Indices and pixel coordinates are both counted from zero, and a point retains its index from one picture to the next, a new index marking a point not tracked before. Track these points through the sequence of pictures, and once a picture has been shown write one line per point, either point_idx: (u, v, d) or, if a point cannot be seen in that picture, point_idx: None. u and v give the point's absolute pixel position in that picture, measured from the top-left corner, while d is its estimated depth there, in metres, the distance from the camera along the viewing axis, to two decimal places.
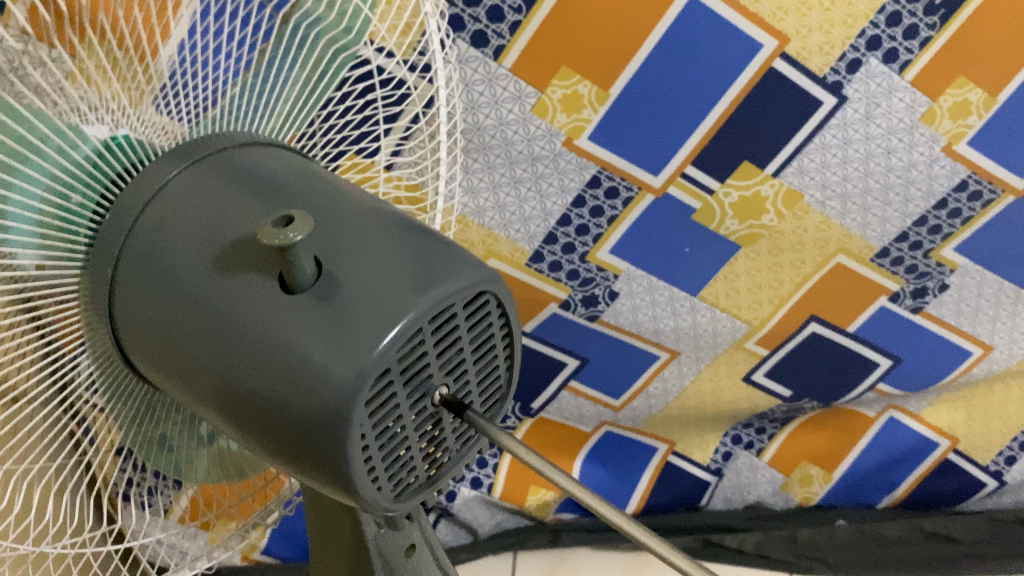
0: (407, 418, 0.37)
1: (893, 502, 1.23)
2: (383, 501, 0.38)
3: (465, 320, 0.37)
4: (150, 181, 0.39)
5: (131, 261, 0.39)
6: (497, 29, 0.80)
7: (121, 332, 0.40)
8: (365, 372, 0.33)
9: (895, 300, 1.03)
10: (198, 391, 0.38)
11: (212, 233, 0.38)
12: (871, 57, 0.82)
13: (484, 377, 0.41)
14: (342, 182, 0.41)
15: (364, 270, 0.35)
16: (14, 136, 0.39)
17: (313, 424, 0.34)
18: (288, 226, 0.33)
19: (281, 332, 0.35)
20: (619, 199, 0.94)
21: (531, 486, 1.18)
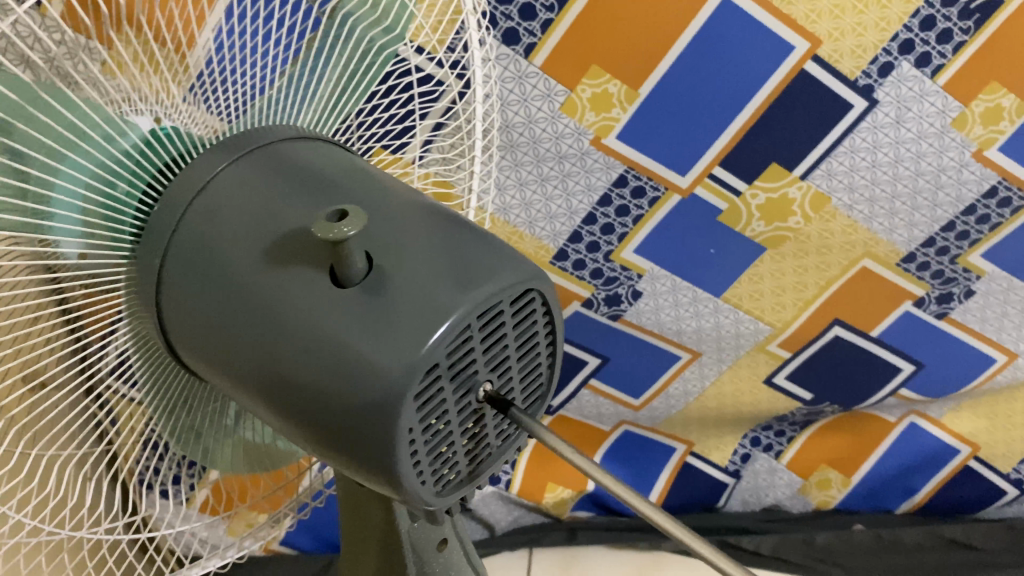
0: (453, 413, 0.37)
1: (911, 508, 1.23)
2: (427, 494, 0.38)
3: (511, 317, 0.37)
4: (200, 175, 0.40)
5: (179, 252, 0.39)
6: (529, 27, 0.80)
7: (167, 322, 0.40)
8: (415, 367, 0.33)
9: (920, 305, 1.03)
10: (244, 382, 0.38)
11: (259, 225, 0.38)
12: (903, 61, 0.82)
13: (526, 373, 0.41)
14: (387, 178, 0.41)
15: (412, 266, 0.35)
16: (64, 123, 0.39)
17: (362, 418, 0.34)
18: (341, 220, 0.33)
19: (329, 325, 0.35)
20: (645, 199, 0.94)
21: (549, 483, 1.18)
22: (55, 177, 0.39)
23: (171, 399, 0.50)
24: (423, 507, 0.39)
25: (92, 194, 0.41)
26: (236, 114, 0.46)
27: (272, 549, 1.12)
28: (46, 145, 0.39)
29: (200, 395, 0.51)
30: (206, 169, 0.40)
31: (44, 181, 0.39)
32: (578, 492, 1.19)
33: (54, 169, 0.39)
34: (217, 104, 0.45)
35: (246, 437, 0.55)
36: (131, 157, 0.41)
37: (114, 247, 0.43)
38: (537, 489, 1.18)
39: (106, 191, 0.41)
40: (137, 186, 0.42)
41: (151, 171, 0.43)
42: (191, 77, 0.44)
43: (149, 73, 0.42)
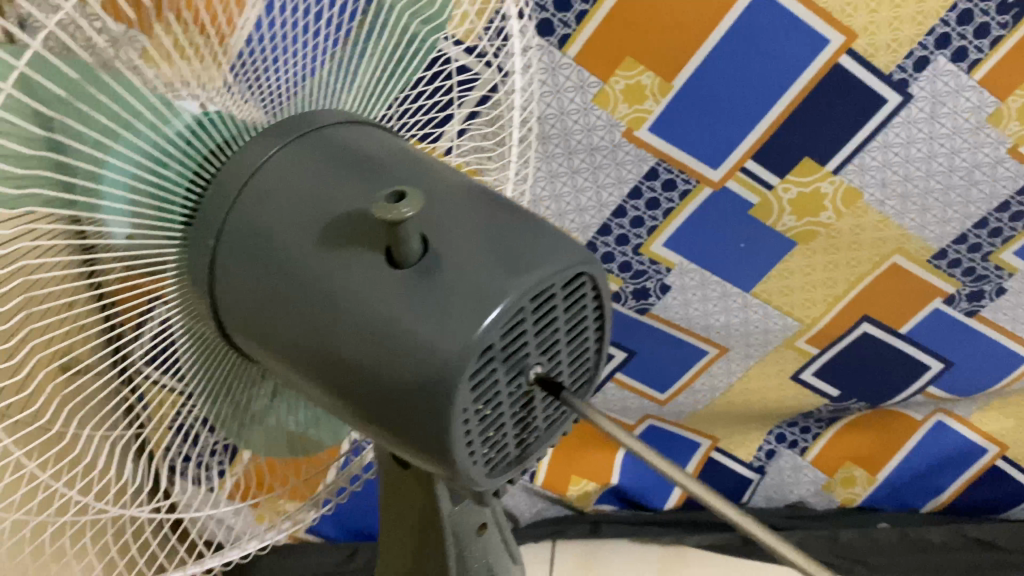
0: (504, 395, 0.37)
1: (937, 508, 1.21)
2: (477, 475, 0.38)
3: (562, 300, 0.38)
4: (253, 158, 0.40)
5: (233, 234, 0.40)
6: (563, 18, 0.80)
7: (220, 302, 0.41)
8: (470, 347, 0.33)
9: (950, 303, 1.02)
10: (298, 362, 0.39)
11: (313, 208, 0.39)
12: (939, 56, 0.81)
13: (575, 358, 0.41)
14: (437, 162, 0.42)
15: (466, 248, 0.36)
16: (114, 106, 0.38)
17: (417, 398, 0.34)
18: (399, 202, 0.34)
19: (383, 306, 0.35)
20: (676, 192, 0.94)
21: (573, 476, 1.18)
22: (102, 165, 0.39)
23: (217, 385, 0.51)
24: (472, 488, 0.39)
25: (140, 180, 0.40)
26: (280, 101, 0.46)
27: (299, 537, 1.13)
28: (99, 130, 0.38)
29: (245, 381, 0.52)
30: (259, 153, 0.41)
31: (94, 163, 0.39)
32: (602, 485, 1.19)
33: (102, 157, 0.39)
34: (261, 89, 0.45)
35: (286, 424, 0.56)
36: (178, 142, 0.41)
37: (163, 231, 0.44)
38: (561, 482, 1.18)
39: (154, 177, 0.41)
40: (187, 170, 0.43)
41: (200, 156, 0.43)
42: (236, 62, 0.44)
43: (194, 57, 0.42)
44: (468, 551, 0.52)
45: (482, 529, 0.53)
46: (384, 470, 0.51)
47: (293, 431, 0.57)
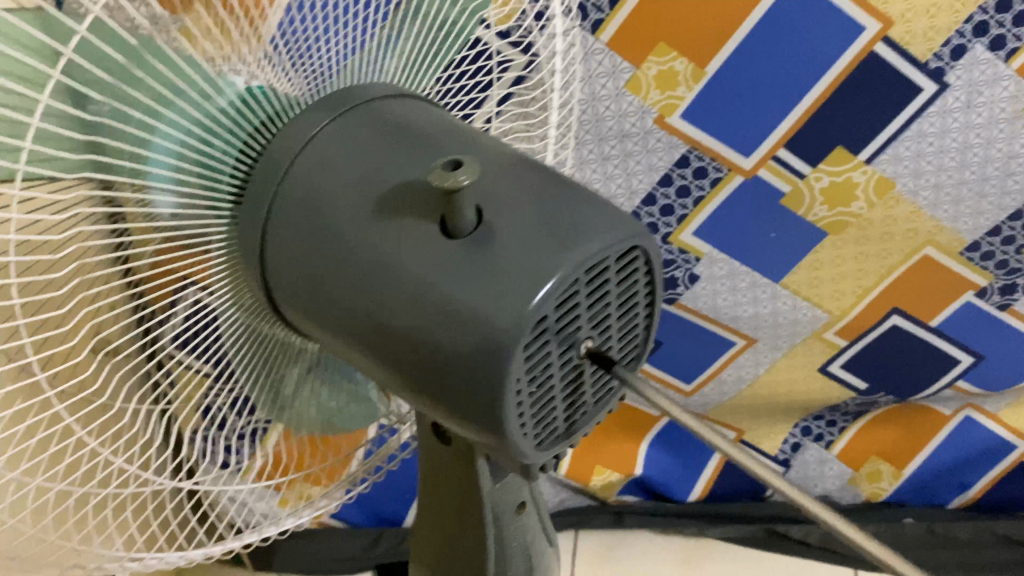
0: (555, 367, 0.39)
1: (965, 503, 1.18)
2: (527, 447, 0.40)
3: (615, 274, 0.39)
4: (305, 131, 0.42)
5: (289, 207, 0.42)
6: (597, 2, 0.80)
7: (277, 275, 0.43)
8: (524, 317, 0.35)
9: (982, 296, 0.99)
10: (354, 333, 0.40)
11: (370, 182, 0.41)
12: (977, 43, 0.80)
13: (624, 332, 0.43)
14: (491, 139, 0.43)
15: (521, 223, 0.37)
16: (161, 79, 0.38)
17: (472, 366, 0.36)
18: (457, 171, 0.35)
19: (440, 277, 0.37)
20: (706, 180, 0.93)
21: (596, 466, 1.16)
22: (151, 135, 0.38)
23: (258, 361, 0.51)
24: (521, 459, 0.41)
25: (186, 151, 0.40)
26: (326, 76, 0.45)
27: (324, 523, 1.14)
28: (146, 105, 0.38)
29: (287, 357, 0.53)
30: (310, 124, 0.42)
31: (141, 138, 0.38)
32: (626, 476, 1.17)
33: (151, 127, 0.38)
34: (305, 66, 0.44)
35: (324, 404, 0.56)
36: (228, 115, 0.41)
37: (209, 206, 0.43)
38: (585, 471, 1.17)
39: (200, 150, 0.40)
40: (233, 144, 0.42)
41: (246, 131, 0.43)
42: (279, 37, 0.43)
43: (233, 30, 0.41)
44: (506, 529, 0.54)
45: (520, 509, 0.55)
46: (425, 448, 0.52)
47: (329, 407, 0.57)
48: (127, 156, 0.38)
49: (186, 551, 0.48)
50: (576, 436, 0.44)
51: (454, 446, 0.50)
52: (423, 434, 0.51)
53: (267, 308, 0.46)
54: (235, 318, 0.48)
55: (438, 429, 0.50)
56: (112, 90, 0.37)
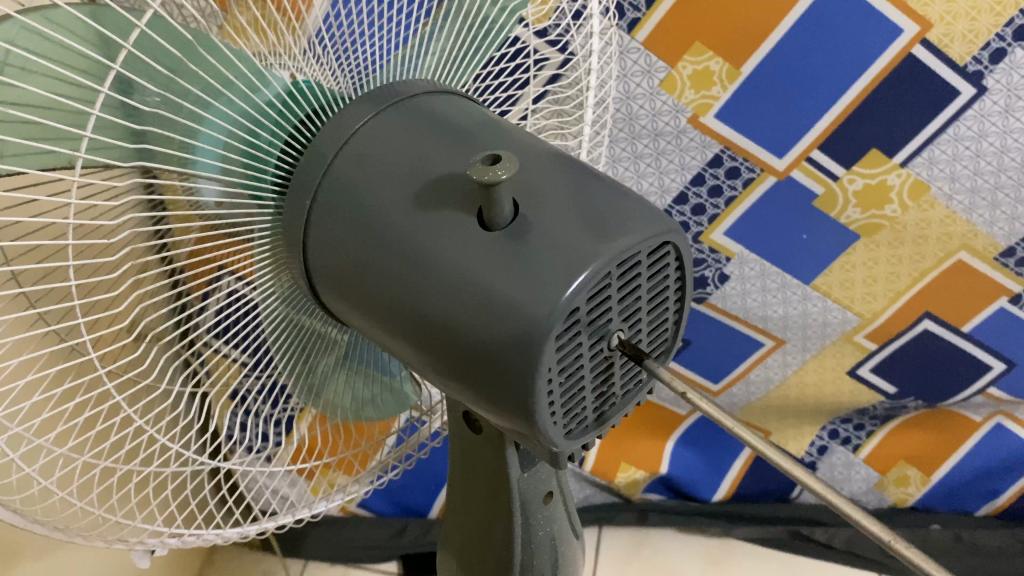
0: (586, 358, 0.40)
1: (992, 511, 1.16)
2: (557, 436, 0.41)
3: (646, 269, 0.40)
4: (348, 124, 0.43)
5: (329, 197, 0.43)
6: (633, 1, 0.81)
7: (315, 262, 0.44)
8: (558, 308, 0.36)
9: (1016, 302, 0.97)
10: (390, 321, 0.41)
11: (409, 174, 0.42)
12: (1016, 47, 0.79)
13: (655, 325, 0.44)
14: (525, 134, 0.44)
15: (555, 217, 0.38)
16: (211, 73, 0.39)
17: (505, 355, 0.37)
18: (495, 166, 0.36)
19: (476, 268, 0.38)
20: (739, 179, 0.93)
21: (622, 463, 1.18)
22: (199, 124, 0.39)
23: (294, 349, 0.52)
24: (550, 448, 0.42)
25: (234, 141, 0.41)
26: (369, 73, 0.46)
27: (350, 510, 1.16)
28: (196, 96, 0.39)
29: (321, 345, 0.52)
30: (353, 118, 0.44)
31: (188, 128, 0.39)
32: (650, 474, 1.18)
33: (200, 116, 0.39)
34: (349, 62, 0.45)
35: (357, 394, 0.57)
36: (273, 108, 0.42)
37: (254, 197, 0.43)
38: (610, 469, 1.18)
39: (248, 140, 0.41)
40: (280, 136, 0.43)
41: (292, 124, 0.43)
42: (318, 32, 0.44)
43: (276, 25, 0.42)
44: (533, 517, 0.55)
45: (547, 499, 0.56)
46: (456, 436, 0.54)
47: (361, 399, 0.57)
48: (177, 145, 0.39)
49: (223, 530, 0.49)
50: (606, 427, 0.45)
51: (484, 434, 0.51)
52: (455, 421, 0.53)
53: (305, 296, 0.47)
54: (274, 308, 0.49)
55: (469, 417, 0.52)
56: (163, 80, 0.38)
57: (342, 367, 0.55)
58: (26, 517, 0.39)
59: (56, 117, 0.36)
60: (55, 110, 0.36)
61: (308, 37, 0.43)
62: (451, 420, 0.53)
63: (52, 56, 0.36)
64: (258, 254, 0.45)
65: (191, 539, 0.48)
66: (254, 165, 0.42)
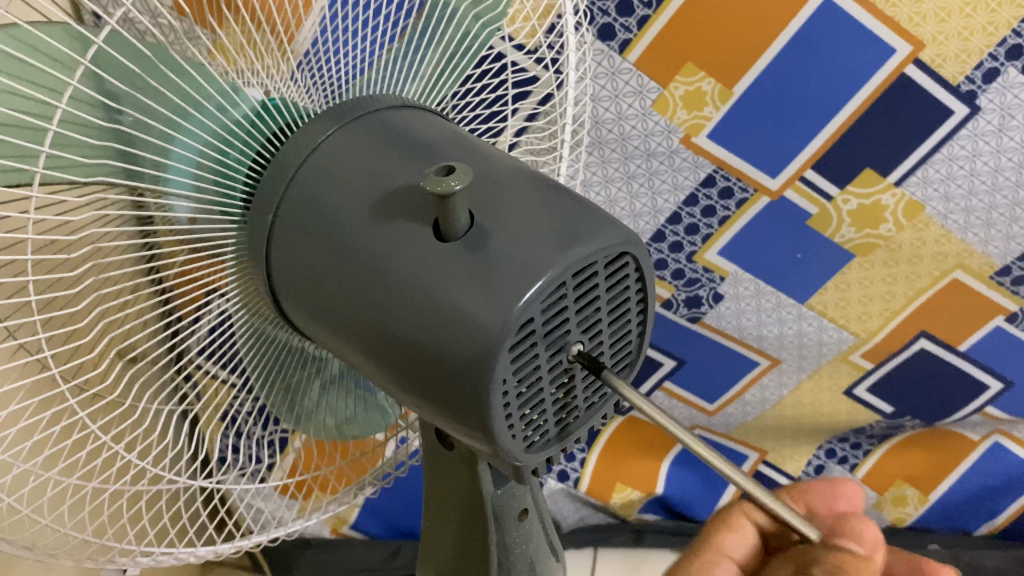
0: (544, 370, 0.39)
1: (991, 531, 1.13)
2: (516, 449, 0.40)
3: (604, 280, 0.40)
4: (306, 135, 0.43)
5: (286, 206, 0.42)
6: (625, 23, 0.81)
7: (273, 274, 0.43)
8: (511, 319, 0.35)
9: (1013, 321, 0.96)
10: (347, 331, 0.41)
11: (366, 184, 0.41)
12: (1009, 67, 0.78)
13: (617, 337, 0.43)
14: (494, 149, 0.44)
15: (514, 228, 0.38)
16: (180, 91, 0.39)
17: (460, 367, 0.36)
18: (449, 177, 0.36)
19: (432, 280, 0.37)
20: (733, 199, 0.93)
21: (618, 484, 1.17)
22: (170, 144, 0.39)
23: (268, 366, 0.51)
24: (512, 461, 0.41)
25: (205, 160, 0.40)
26: (342, 92, 0.46)
27: (344, 533, 1.15)
28: (165, 115, 0.39)
29: (296, 357, 0.51)
30: (317, 132, 0.43)
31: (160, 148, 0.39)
32: (646, 495, 1.17)
33: (170, 136, 0.39)
34: (321, 79, 0.46)
35: (338, 412, 0.56)
36: (243, 126, 0.41)
37: (223, 212, 0.43)
38: (605, 489, 1.17)
39: (219, 157, 0.41)
40: (248, 153, 0.42)
41: (261, 140, 0.43)
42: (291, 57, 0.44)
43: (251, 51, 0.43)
44: (510, 535, 0.54)
45: (523, 515, 0.54)
46: (429, 453, 0.54)
47: (342, 417, 0.56)
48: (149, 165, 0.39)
49: (197, 548, 0.48)
50: (570, 439, 0.44)
51: (457, 450, 0.51)
52: (427, 435, 0.53)
53: (270, 313, 0.47)
54: (245, 320, 0.48)
55: (442, 434, 0.52)
56: (132, 100, 0.38)
57: (322, 384, 0.54)
58: None
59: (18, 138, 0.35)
60: (16, 127, 0.35)
61: (289, 62, 0.44)
62: (423, 434, 0.53)
63: (17, 72, 0.35)
64: (230, 271, 0.45)
65: (167, 557, 0.48)
66: (224, 180, 0.42)
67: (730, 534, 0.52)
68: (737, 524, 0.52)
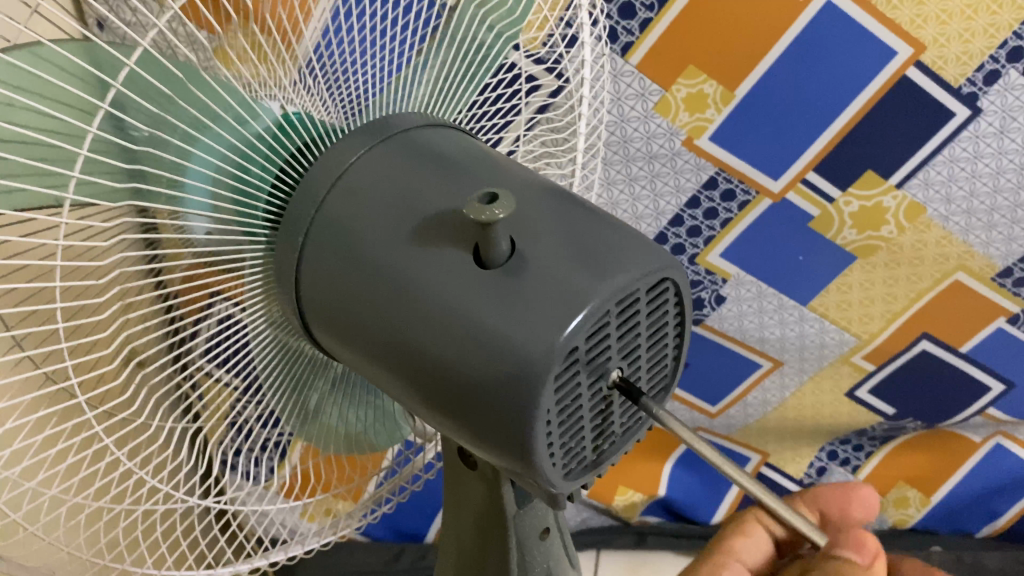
0: (585, 398, 0.40)
1: (992, 533, 1.13)
2: (556, 477, 0.40)
3: (645, 305, 0.40)
4: (342, 159, 0.43)
5: (321, 231, 0.42)
6: (627, 26, 0.81)
7: (306, 298, 0.43)
8: (556, 349, 0.35)
9: (1014, 322, 0.96)
10: (383, 357, 0.41)
11: (403, 209, 0.41)
12: (1010, 69, 0.79)
13: (653, 362, 0.44)
14: (527, 170, 0.44)
15: (554, 253, 0.38)
16: (199, 105, 0.39)
17: (503, 397, 0.36)
18: (492, 205, 0.36)
19: (472, 307, 0.37)
20: (735, 202, 0.93)
21: (620, 486, 1.17)
22: (188, 160, 0.39)
23: (288, 382, 0.51)
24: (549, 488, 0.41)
25: (223, 177, 0.40)
26: (360, 107, 0.46)
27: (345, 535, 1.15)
28: (182, 130, 0.39)
29: (315, 370, 0.51)
30: (347, 152, 0.43)
31: (178, 164, 0.39)
32: (648, 497, 1.17)
33: (188, 152, 0.39)
34: (342, 94, 0.45)
35: (351, 423, 0.56)
36: (264, 141, 0.41)
37: (246, 231, 0.43)
38: (608, 491, 1.17)
39: (237, 173, 0.41)
40: (269, 170, 0.42)
41: (283, 157, 0.43)
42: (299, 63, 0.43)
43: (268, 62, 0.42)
44: (530, 554, 0.54)
45: (544, 534, 0.55)
46: (448, 469, 0.54)
47: (351, 428, 0.56)
48: (165, 183, 0.39)
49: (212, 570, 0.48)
50: (605, 464, 0.44)
51: (480, 470, 0.51)
52: (449, 455, 0.52)
53: (301, 335, 0.47)
54: (269, 335, 0.48)
55: (462, 451, 0.51)
56: (152, 117, 0.38)
57: (333, 395, 0.54)
58: (13, 560, 0.39)
59: (31, 153, 0.35)
60: (39, 146, 0.35)
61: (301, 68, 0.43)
62: (444, 452, 0.53)
63: (36, 90, 0.35)
64: (250, 286, 0.45)
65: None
66: (244, 198, 0.42)
67: (740, 537, 0.58)
68: (746, 527, 0.59)
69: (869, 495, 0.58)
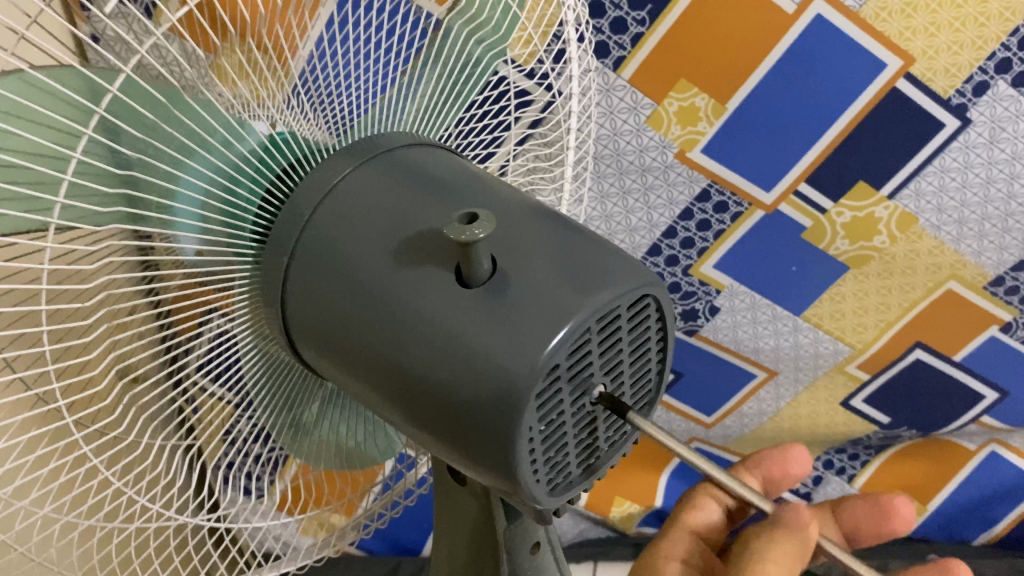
0: (569, 413, 0.40)
1: (989, 540, 1.12)
2: (541, 491, 0.41)
3: (627, 321, 0.41)
4: (328, 177, 0.44)
5: (306, 251, 0.43)
6: (619, 40, 0.81)
7: (292, 317, 0.44)
8: (538, 366, 0.36)
9: (1007, 331, 0.97)
10: (368, 375, 0.41)
11: (388, 228, 0.42)
12: (999, 81, 0.79)
13: (637, 376, 0.44)
14: (509, 186, 0.45)
15: (536, 271, 0.39)
16: (185, 128, 0.39)
17: (486, 414, 0.37)
18: (472, 225, 0.37)
19: (456, 325, 0.38)
20: (727, 214, 0.93)
21: (616, 497, 1.17)
22: (176, 184, 0.39)
23: (280, 399, 0.52)
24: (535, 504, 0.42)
25: (212, 200, 0.41)
26: (347, 125, 0.47)
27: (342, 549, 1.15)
28: (171, 155, 0.39)
29: (304, 387, 0.52)
30: (333, 173, 0.44)
31: (166, 187, 0.39)
32: (646, 509, 1.17)
33: (176, 176, 0.39)
34: (327, 113, 0.46)
35: (342, 437, 0.56)
36: (251, 162, 0.42)
37: (235, 252, 0.43)
38: (604, 502, 1.18)
39: (226, 194, 0.41)
40: (257, 192, 0.43)
41: (270, 177, 0.43)
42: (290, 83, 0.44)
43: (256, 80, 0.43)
44: (522, 566, 0.54)
45: (535, 549, 0.54)
46: (439, 486, 0.55)
47: (344, 444, 0.57)
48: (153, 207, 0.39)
49: None
50: (593, 478, 0.45)
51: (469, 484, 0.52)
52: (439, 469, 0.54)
53: (289, 353, 0.47)
54: (257, 352, 0.49)
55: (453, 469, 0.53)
56: (139, 143, 0.38)
57: (325, 410, 0.54)
58: None
59: (15, 176, 0.36)
60: (19, 169, 0.36)
61: (289, 88, 0.44)
62: (437, 470, 0.54)
63: (22, 114, 0.36)
64: (238, 305, 0.45)
65: None
66: (232, 219, 0.42)
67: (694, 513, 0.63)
68: (700, 502, 0.64)
69: (800, 453, 0.66)
